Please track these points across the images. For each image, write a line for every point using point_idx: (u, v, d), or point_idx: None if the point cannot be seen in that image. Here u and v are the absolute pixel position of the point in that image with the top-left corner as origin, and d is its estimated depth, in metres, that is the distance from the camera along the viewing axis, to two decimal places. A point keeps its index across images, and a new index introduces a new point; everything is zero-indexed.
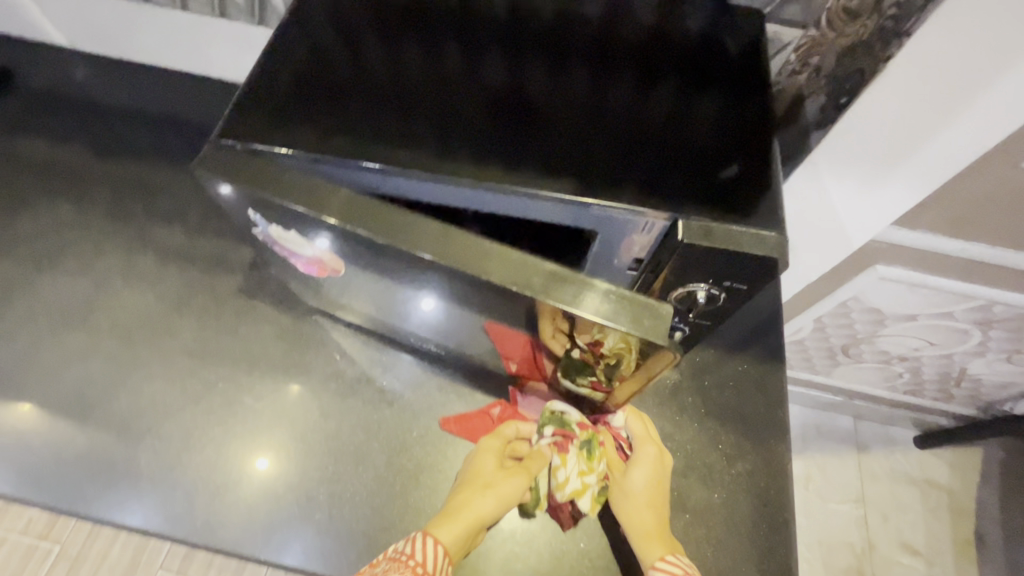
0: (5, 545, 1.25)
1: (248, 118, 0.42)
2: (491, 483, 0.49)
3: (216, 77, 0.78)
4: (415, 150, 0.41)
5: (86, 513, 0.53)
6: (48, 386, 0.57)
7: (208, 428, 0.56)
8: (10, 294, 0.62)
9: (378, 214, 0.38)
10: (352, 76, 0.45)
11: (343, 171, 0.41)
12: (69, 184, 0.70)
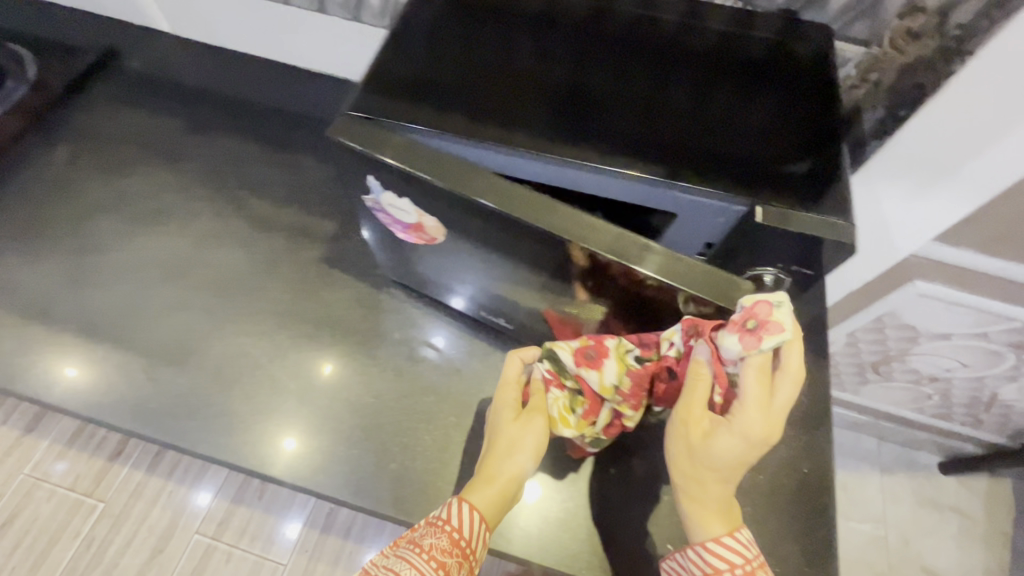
0: (53, 499, 1.31)
1: (371, 96, 0.48)
2: (521, 442, 0.48)
3: (306, 67, 0.83)
4: (518, 132, 0.46)
5: (184, 445, 0.58)
6: (152, 331, 0.63)
7: (251, 401, 0.60)
8: (117, 248, 0.68)
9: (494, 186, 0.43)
10: (459, 65, 0.51)
11: (453, 145, 0.46)
12: (171, 155, 0.77)
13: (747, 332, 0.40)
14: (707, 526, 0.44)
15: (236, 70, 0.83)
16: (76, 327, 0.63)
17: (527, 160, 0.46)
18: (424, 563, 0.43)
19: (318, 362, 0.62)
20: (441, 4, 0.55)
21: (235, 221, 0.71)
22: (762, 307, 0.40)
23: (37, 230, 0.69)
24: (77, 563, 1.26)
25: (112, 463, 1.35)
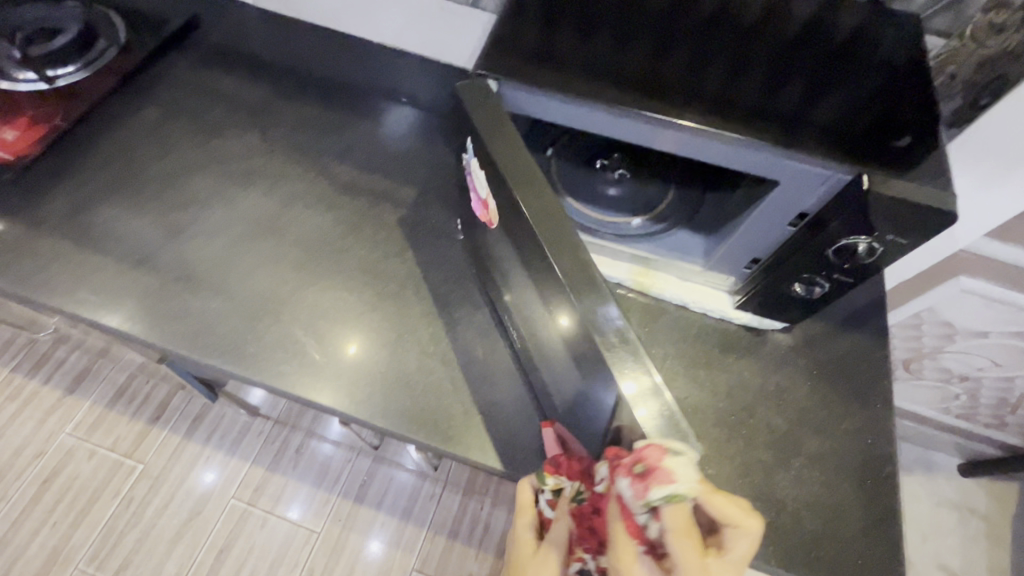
0: (94, 459, 1.34)
1: (499, 59, 0.52)
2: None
3: (365, 40, 0.81)
4: (635, 97, 0.50)
5: (277, 387, 0.60)
6: (245, 280, 0.66)
7: (268, 368, 0.61)
8: (211, 202, 0.71)
9: (524, 173, 0.46)
10: (576, 39, 0.55)
11: (577, 108, 0.51)
12: (256, 119, 0.80)
13: (637, 484, 0.35)
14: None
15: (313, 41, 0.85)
16: (172, 274, 0.65)
17: (631, 122, 0.51)
18: None
19: (347, 343, 0.63)
20: None
21: (319, 185, 0.74)
22: (654, 453, 0.35)
23: (132, 184, 0.72)
24: (116, 523, 1.28)
25: (152, 427, 1.38)
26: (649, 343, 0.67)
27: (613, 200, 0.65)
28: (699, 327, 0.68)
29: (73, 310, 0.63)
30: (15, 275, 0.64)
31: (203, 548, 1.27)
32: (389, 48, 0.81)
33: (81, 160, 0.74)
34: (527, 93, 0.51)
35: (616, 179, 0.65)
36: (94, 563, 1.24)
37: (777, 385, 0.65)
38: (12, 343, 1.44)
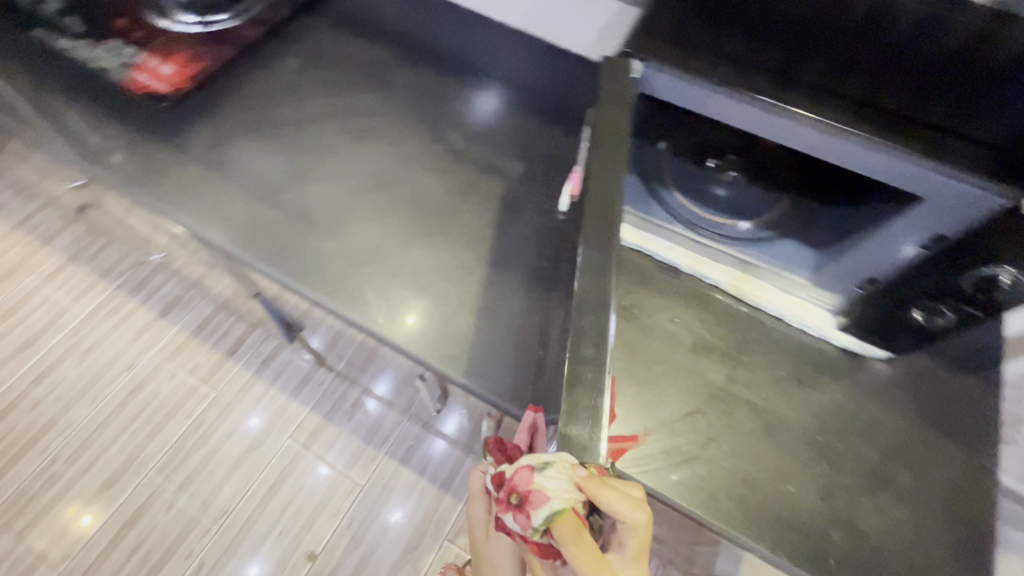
0: (174, 379, 1.45)
1: (639, 36, 0.53)
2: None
3: (505, 22, 0.86)
4: (775, 90, 0.50)
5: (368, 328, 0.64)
6: (354, 228, 0.70)
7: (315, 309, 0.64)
8: (335, 152, 0.76)
9: (613, 136, 0.50)
10: (722, 2, 0.51)
11: (716, 93, 0.52)
12: (382, 80, 0.84)
13: (516, 508, 0.35)
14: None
15: (444, 15, 0.89)
16: (294, 213, 0.70)
17: (762, 113, 0.51)
18: None
19: (407, 312, 0.65)
20: None
21: (434, 149, 0.77)
22: (521, 474, 0.35)
23: (268, 127, 0.78)
24: (186, 441, 1.38)
25: (227, 359, 1.48)
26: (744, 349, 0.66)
27: (723, 201, 0.65)
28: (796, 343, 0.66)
29: (206, 232, 0.68)
30: (161, 195, 0.71)
31: (258, 479, 1.35)
32: (527, 31, 0.85)
33: (226, 99, 0.80)
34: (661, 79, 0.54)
35: (727, 181, 0.63)
36: (162, 474, 1.34)
37: (872, 416, 0.62)
38: (119, 263, 1.58)
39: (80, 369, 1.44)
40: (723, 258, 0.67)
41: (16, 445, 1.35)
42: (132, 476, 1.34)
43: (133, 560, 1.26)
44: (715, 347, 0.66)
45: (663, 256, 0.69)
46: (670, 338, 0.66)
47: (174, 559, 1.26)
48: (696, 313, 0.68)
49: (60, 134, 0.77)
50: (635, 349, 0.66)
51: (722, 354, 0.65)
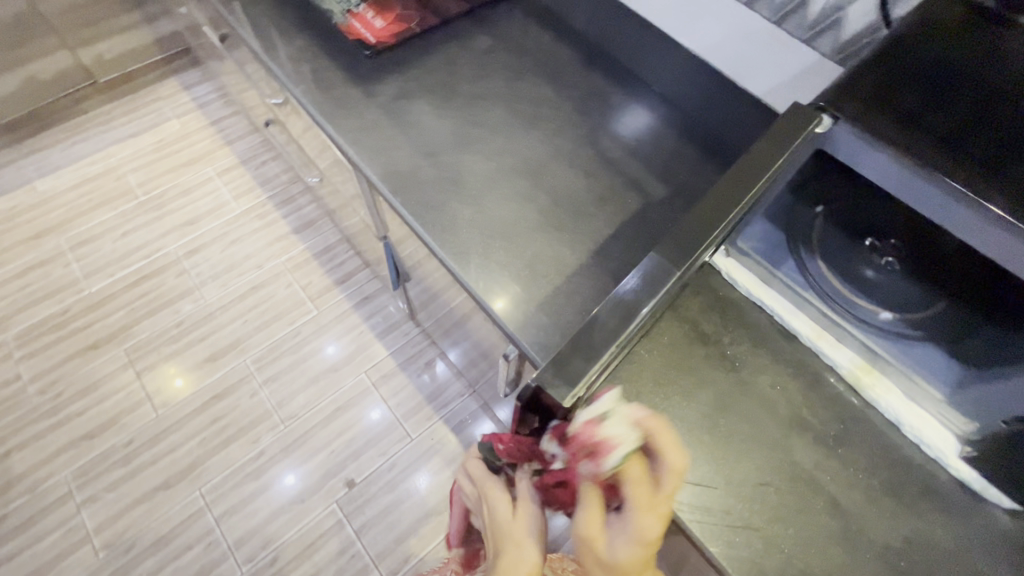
0: (289, 288, 1.62)
1: (839, 94, 0.55)
2: (519, 543, 0.53)
3: (687, 47, 0.85)
4: (965, 183, 0.48)
5: (480, 295, 0.68)
6: (493, 201, 0.75)
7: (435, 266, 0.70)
8: (497, 129, 0.81)
9: (761, 161, 0.56)
10: (932, 96, 0.53)
11: (902, 166, 0.51)
12: (557, 78, 0.89)
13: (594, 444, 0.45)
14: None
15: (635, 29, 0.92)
16: (446, 174, 0.77)
17: (946, 199, 0.50)
18: None
19: (495, 297, 0.68)
20: (940, 38, 0.57)
21: (587, 151, 0.80)
22: (594, 424, 0.45)
23: (446, 93, 0.85)
24: (281, 343, 1.54)
25: (336, 286, 1.63)
26: (849, 446, 0.59)
27: (867, 282, 0.65)
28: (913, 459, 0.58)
29: (369, 170, 0.77)
30: (343, 128, 0.81)
31: (327, 398, 1.47)
32: (708, 62, 0.84)
33: (418, 60, 0.89)
34: (844, 137, 0.54)
35: (880, 266, 0.66)
36: (256, 365, 1.51)
37: (975, 565, 0.53)
38: (278, 178, 1.80)
39: (222, 255, 1.66)
40: (851, 339, 0.63)
41: (156, 300, 1.58)
42: (233, 358, 1.51)
43: (213, 427, 1.42)
44: (815, 430, 0.60)
45: (785, 319, 0.65)
46: (766, 407, 0.61)
47: (243, 440, 1.41)
48: (802, 387, 0.62)
49: (281, 55, 0.89)
50: (721, 406, 0.61)
51: (820, 440, 0.59)
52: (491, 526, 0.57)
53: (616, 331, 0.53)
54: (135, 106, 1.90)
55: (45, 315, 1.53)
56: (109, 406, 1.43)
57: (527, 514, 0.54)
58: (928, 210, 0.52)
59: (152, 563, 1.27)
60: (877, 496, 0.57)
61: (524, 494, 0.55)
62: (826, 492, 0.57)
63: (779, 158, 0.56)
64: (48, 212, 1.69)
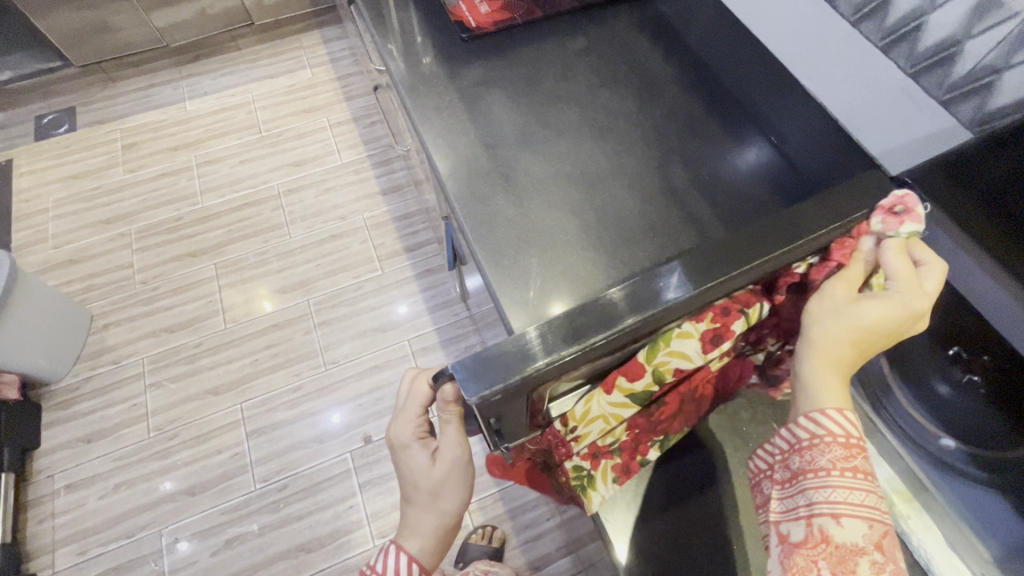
0: (363, 244, 1.71)
1: (936, 174, 0.53)
2: (440, 492, 0.60)
3: (811, 87, 0.76)
4: None
5: (512, 288, 0.67)
6: (542, 203, 0.74)
7: (486, 244, 0.70)
8: (567, 135, 0.80)
9: (793, 229, 0.51)
10: None
11: None
12: (647, 90, 0.85)
13: (894, 217, 0.49)
14: (832, 392, 0.48)
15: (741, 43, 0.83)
16: (501, 169, 0.77)
17: None
18: None
19: (550, 305, 0.67)
20: None
21: (651, 175, 0.76)
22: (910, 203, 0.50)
23: (527, 88, 0.85)
24: (342, 292, 1.63)
25: (404, 253, 1.69)
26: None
27: (939, 397, 0.64)
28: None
29: (431, 150, 0.79)
30: (420, 105, 0.83)
31: (369, 354, 1.54)
32: (829, 106, 0.74)
33: (512, 51, 0.89)
34: (930, 223, 0.54)
35: (958, 382, 0.62)
36: (316, 306, 1.61)
37: None
38: (380, 139, 1.89)
39: (314, 200, 1.78)
40: (894, 457, 0.69)
41: (251, 227, 1.74)
42: (299, 295, 1.63)
43: (266, 352, 1.55)
44: None
45: (827, 413, 0.75)
46: None
47: (287, 371, 1.52)
48: None
49: (384, 21, 0.92)
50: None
51: None
52: (407, 478, 0.62)
53: (587, 330, 0.48)
54: (279, 51, 2.09)
55: (163, 218, 1.75)
56: (190, 308, 1.61)
57: (447, 472, 0.60)
58: None
59: (187, 455, 1.42)
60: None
61: (446, 454, 0.60)
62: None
63: (816, 230, 0.50)
64: (188, 130, 1.92)
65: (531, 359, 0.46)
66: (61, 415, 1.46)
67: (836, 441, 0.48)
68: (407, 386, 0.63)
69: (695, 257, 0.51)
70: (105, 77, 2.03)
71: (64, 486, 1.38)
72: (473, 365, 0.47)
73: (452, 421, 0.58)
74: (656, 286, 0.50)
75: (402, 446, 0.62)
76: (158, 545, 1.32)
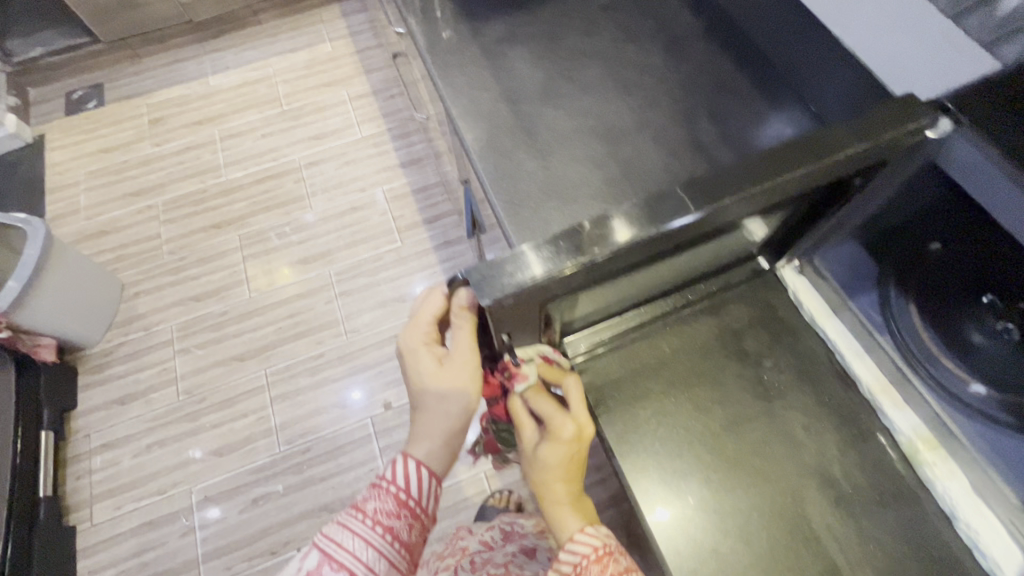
0: (383, 216, 1.72)
1: (981, 100, 0.50)
2: (444, 397, 0.61)
3: (834, 33, 0.67)
4: None
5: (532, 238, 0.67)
6: (563, 155, 0.73)
7: (506, 196, 0.71)
8: (589, 89, 0.79)
9: (826, 149, 0.52)
10: None
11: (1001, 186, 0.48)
12: (672, 45, 0.83)
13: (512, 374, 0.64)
14: (571, 523, 0.61)
15: None
16: (523, 124, 0.76)
17: None
18: (371, 529, 0.57)
19: None
20: None
21: (675, 131, 0.75)
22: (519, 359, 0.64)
23: (548, 43, 0.84)
24: (362, 264, 1.65)
25: (422, 225, 1.70)
26: (867, 510, 0.66)
27: (970, 344, 0.64)
28: (921, 530, 0.64)
29: (452, 106, 0.78)
30: (441, 61, 0.83)
31: (390, 323, 1.56)
32: (854, 53, 0.66)
33: (535, 7, 0.88)
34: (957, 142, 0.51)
35: (992, 331, 0.62)
36: (338, 276, 1.64)
37: None
38: (400, 112, 1.89)
39: (335, 173, 1.80)
40: (918, 404, 0.67)
41: (273, 199, 1.76)
42: (321, 265, 1.66)
43: (289, 321, 1.58)
44: (837, 483, 0.67)
45: (849, 361, 0.71)
46: (791, 442, 0.69)
47: (309, 339, 1.55)
48: (842, 445, 0.69)
49: None
50: (746, 424, 0.71)
51: (840, 493, 0.67)
52: (415, 383, 0.63)
53: (592, 244, 0.49)
54: (300, 26, 2.10)
55: (189, 190, 1.79)
56: (216, 278, 1.65)
57: (454, 377, 0.61)
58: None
59: (214, 418, 1.47)
60: (864, 551, 0.64)
61: (456, 359, 0.61)
62: (820, 539, 0.65)
63: (849, 148, 0.51)
64: (212, 104, 1.95)
65: (539, 268, 0.48)
66: (96, 377, 1.52)
67: (591, 560, 0.56)
68: (420, 298, 0.64)
69: (717, 178, 0.52)
70: (131, 53, 2.06)
71: (100, 445, 1.44)
72: (485, 272, 0.49)
73: (464, 327, 0.59)
74: (663, 208, 0.51)
75: (409, 351, 0.63)
76: (188, 502, 1.38)
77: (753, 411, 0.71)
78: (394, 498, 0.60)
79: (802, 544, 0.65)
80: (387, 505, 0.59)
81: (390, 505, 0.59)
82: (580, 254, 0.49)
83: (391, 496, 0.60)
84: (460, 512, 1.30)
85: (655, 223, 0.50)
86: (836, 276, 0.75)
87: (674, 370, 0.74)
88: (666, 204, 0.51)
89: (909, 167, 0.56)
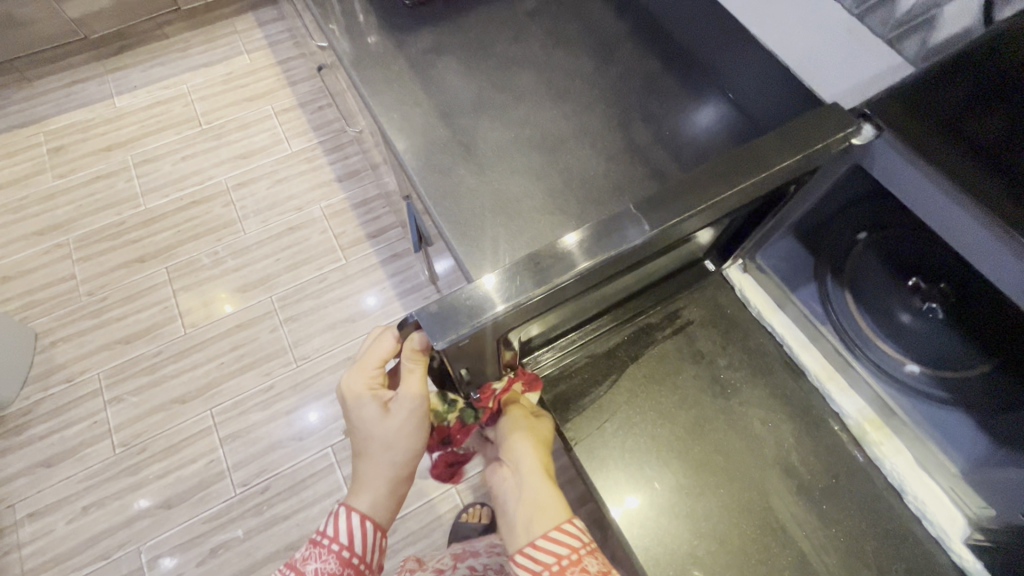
0: (323, 234, 1.65)
1: (896, 103, 0.51)
2: (389, 446, 0.62)
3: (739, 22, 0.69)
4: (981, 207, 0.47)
5: (482, 255, 0.66)
6: (504, 167, 0.72)
7: (450, 211, 0.69)
8: (523, 98, 0.78)
9: (758, 158, 0.55)
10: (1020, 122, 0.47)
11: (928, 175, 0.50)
12: (600, 50, 0.83)
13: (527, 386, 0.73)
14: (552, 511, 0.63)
15: None
16: (460, 138, 0.75)
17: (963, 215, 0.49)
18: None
19: None
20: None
21: (614, 137, 0.75)
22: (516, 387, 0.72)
23: (477, 54, 0.82)
24: (306, 286, 1.58)
25: (367, 239, 1.65)
26: (828, 496, 0.72)
27: (902, 326, 0.68)
28: (876, 509, 0.71)
29: (384, 124, 0.75)
30: (367, 78, 0.79)
31: (341, 346, 1.50)
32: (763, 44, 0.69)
33: (460, 17, 0.86)
34: (884, 145, 0.53)
35: (919, 311, 0.67)
36: (280, 302, 1.56)
37: None
38: (329, 124, 1.82)
39: (267, 192, 1.70)
40: (861, 387, 0.74)
41: (201, 225, 1.65)
42: (261, 291, 1.57)
43: (232, 353, 1.49)
44: (794, 471, 0.73)
45: (796, 353, 0.78)
46: (754, 439, 0.75)
47: (255, 372, 1.47)
48: (793, 432, 0.76)
49: None
50: (708, 424, 0.76)
51: (798, 478, 0.73)
52: (358, 430, 0.62)
53: (546, 275, 0.48)
54: (212, 37, 1.97)
55: (104, 224, 1.65)
56: (145, 316, 1.53)
57: (402, 423, 0.61)
58: (951, 229, 0.51)
59: (157, 468, 1.36)
60: (829, 533, 0.70)
61: (402, 406, 0.60)
62: (785, 527, 0.71)
63: (781, 161, 0.54)
64: (120, 128, 1.80)
65: (494, 305, 0.47)
66: (16, 441, 1.38)
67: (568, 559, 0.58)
68: (370, 340, 0.63)
69: (657, 200, 0.52)
70: (20, 77, 1.87)
71: (28, 514, 1.31)
72: (437, 313, 0.47)
73: (415, 370, 0.58)
74: (610, 228, 0.51)
75: (353, 395, 0.62)
76: (138, 562, 1.27)
77: (712, 411, 0.77)
78: (337, 556, 0.62)
79: (769, 535, 0.70)
80: (328, 566, 0.62)
81: (332, 564, 0.62)
82: (541, 284, 0.48)
83: (334, 555, 0.63)
84: (434, 531, 1.27)
85: (603, 248, 0.50)
86: (775, 270, 0.81)
87: (629, 376, 0.79)
88: (615, 228, 0.51)
89: (836, 171, 0.61)
